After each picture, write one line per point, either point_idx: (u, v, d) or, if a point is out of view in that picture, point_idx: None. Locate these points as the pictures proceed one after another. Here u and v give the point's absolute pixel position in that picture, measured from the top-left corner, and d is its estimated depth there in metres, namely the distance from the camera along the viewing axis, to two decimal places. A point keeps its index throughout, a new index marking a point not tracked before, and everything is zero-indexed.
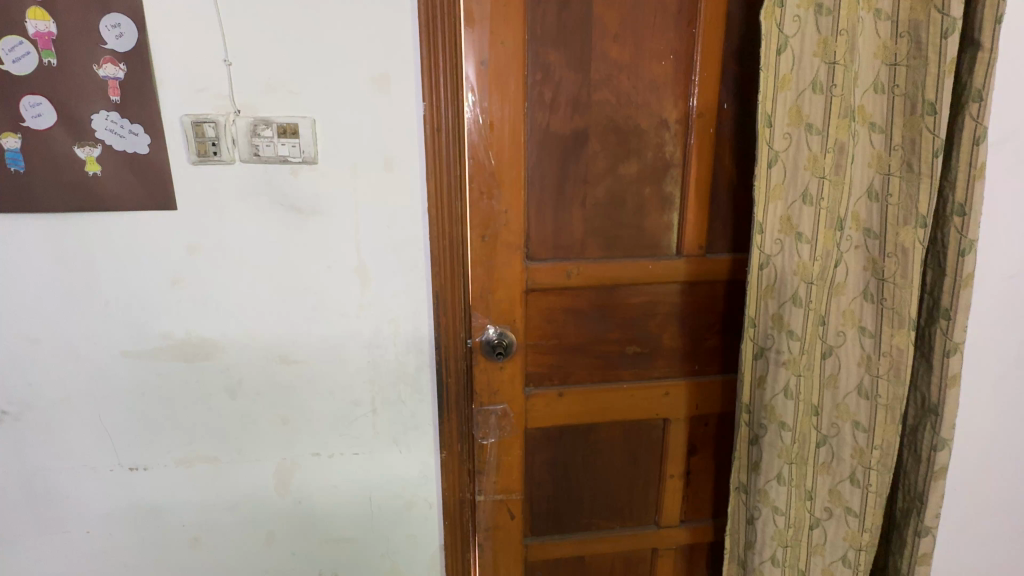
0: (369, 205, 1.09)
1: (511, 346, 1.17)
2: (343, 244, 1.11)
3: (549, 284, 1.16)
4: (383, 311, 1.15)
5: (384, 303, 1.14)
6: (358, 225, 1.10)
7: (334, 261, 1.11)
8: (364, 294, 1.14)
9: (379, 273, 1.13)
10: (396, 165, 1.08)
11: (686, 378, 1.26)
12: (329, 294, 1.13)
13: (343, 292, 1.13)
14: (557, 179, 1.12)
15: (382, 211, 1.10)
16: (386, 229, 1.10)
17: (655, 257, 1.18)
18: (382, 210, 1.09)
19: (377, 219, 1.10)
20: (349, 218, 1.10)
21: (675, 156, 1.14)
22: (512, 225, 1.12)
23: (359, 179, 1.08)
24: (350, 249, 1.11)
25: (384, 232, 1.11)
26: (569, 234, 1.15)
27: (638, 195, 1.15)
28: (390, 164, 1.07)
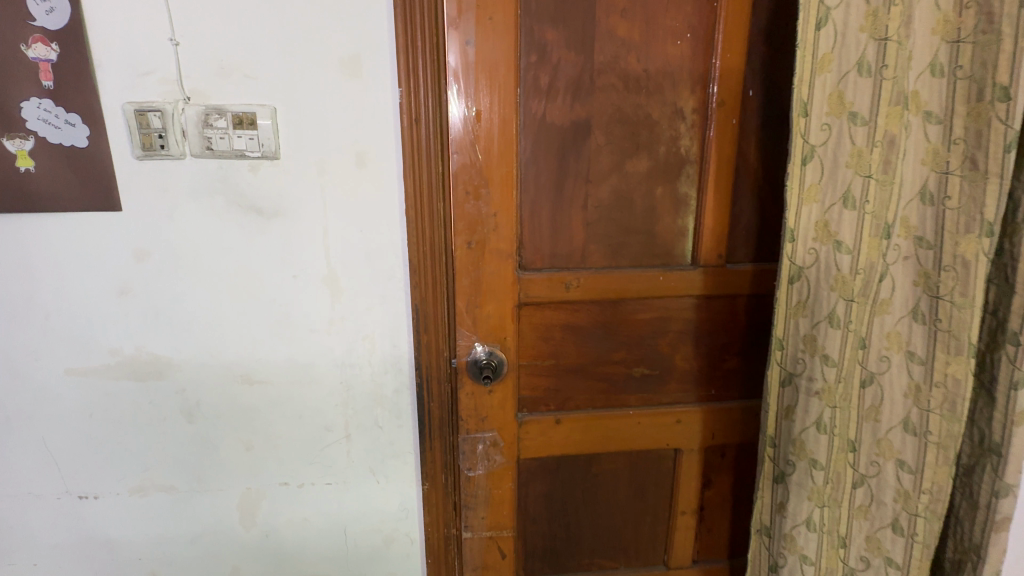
0: (340, 207, 0.96)
1: (501, 367, 1.02)
2: (311, 251, 0.98)
3: (546, 297, 1.01)
4: (357, 327, 1.02)
5: (358, 317, 1.01)
6: (328, 230, 0.97)
7: (302, 270, 0.98)
8: (335, 307, 1.00)
9: (351, 284, 0.99)
10: (370, 161, 0.94)
11: (701, 404, 1.11)
12: (297, 307, 1.00)
13: (312, 305, 1.00)
14: (554, 177, 0.98)
15: (354, 214, 0.96)
16: (360, 235, 0.97)
17: (668, 267, 1.03)
18: (354, 212, 0.96)
19: (348, 222, 0.96)
20: (317, 222, 0.96)
21: (691, 151, 0.99)
22: (503, 230, 0.97)
23: (328, 178, 0.94)
24: (320, 257, 0.98)
25: (357, 237, 0.97)
26: (568, 240, 1.00)
27: (649, 196, 1.00)
28: (363, 160, 0.94)
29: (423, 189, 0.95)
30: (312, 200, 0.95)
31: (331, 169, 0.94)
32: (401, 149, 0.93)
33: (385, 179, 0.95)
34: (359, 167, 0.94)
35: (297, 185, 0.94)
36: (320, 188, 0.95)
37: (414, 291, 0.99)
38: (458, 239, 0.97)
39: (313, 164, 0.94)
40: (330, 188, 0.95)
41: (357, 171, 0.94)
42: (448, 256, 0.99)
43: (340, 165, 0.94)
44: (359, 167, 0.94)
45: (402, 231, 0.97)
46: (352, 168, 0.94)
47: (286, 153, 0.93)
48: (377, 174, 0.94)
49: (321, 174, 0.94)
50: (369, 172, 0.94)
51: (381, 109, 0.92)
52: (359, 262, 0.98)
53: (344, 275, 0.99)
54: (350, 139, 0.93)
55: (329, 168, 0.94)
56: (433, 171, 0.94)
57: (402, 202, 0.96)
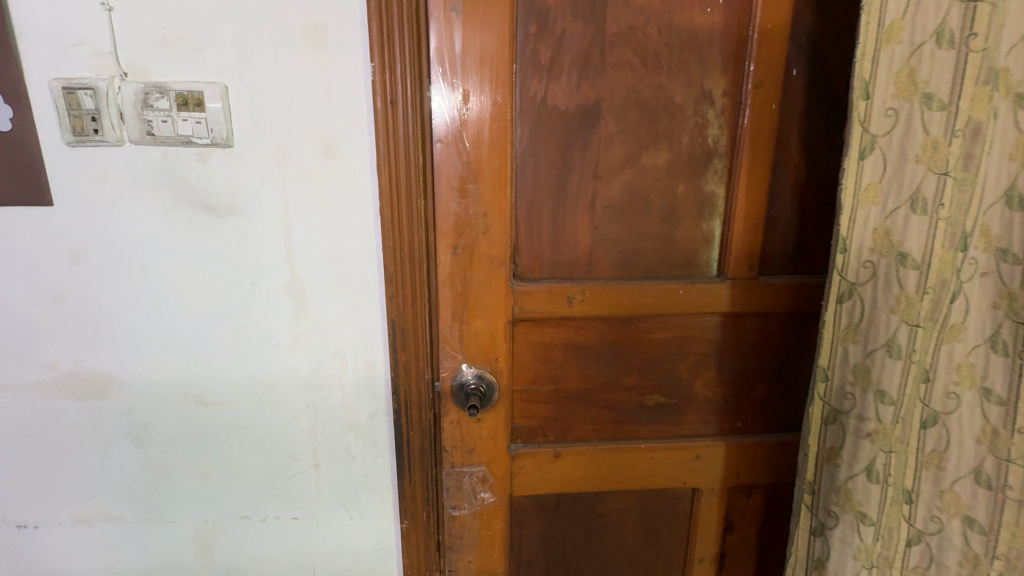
0: (303, 205, 0.82)
1: (490, 393, 0.88)
2: (271, 255, 0.84)
3: (545, 313, 0.86)
4: (325, 343, 0.88)
5: (326, 332, 0.87)
6: (290, 231, 0.83)
7: (261, 276, 0.85)
8: (300, 321, 0.87)
9: (318, 294, 0.85)
10: (338, 151, 0.80)
11: (725, 438, 0.95)
12: (255, 319, 0.87)
13: (273, 318, 0.87)
14: (556, 172, 0.83)
15: (320, 212, 0.82)
16: (327, 237, 0.83)
17: (689, 279, 0.88)
18: (320, 210, 0.82)
19: (313, 222, 0.82)
20: (278, 221, 0.83)
21: (720, 142, 0.83)
22: (494, 234, 0.82)
23: (290, 170, 0.80)
24: (281, 262, 0.84)
25: (324, 239, 0.83)
26: (572, 246, 0.85)
27: (669, 195, 0.84)
28: (329, 150, 0.80)
29: (399, 184, 0.80)
30: (271, 196, 0.81)
31: (293, 160, 0.80)
32: (375, 137, 0.79)
33: (355, 172, 0.80)
34: (326, 157, 0.80)
35: (254, 178, 0.81)
36: (281, 182, 0.81)
37: (390, 304, 0.85)
38: (440, 244, 0.83)
39: (272, 154, 0.80)
40: (292, 183, 0.81)
41: (323, 162, 0.80)
42: (431, 265, 0.84)
43: (303, 155, 0.80)
44: (325, 158, 0.80)
45: (377, 234, 0.83)
46: (317, 159, 0.80)
47: (239, 140, 0.79)
48: (346, 167, 0.80)
49: (281, 165, 0.80)
50: (337, 163, 0.80)
51: (350, 89, 0.78)
52: (327, 269, 0.84)
53: (309, 283, 0.85)
54: (314, 124, 0.79)
55: (291, 158, 0.80)
56: (413, 164, 0.80)
57: (376, 200, 0.81)
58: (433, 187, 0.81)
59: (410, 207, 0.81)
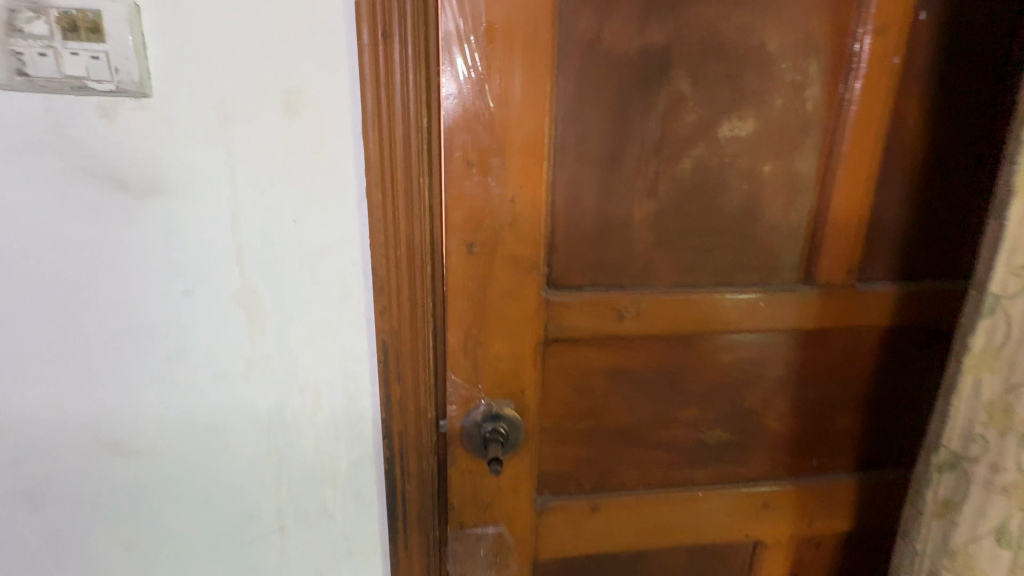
0: (257, 183, 0.58)
1: (512, 435, 0.67)
2: (214, 253, 0.60)
3: (586, 332, 0.65)
4: (292, 371, 0.65)
5: (294, 357, 0.64)
6: (241, 221, 0.59)
7: (199, 283, 0.61)
8: (257, 342, 0.64)
9: (282, 306, 0.62)
10: (305, 106, 0.56)
11: (797, 481, 0.77)
12: (192, 340, 0.63)
13: (218, 339, 0.63)
14: (608, 143, 0.61)
15: (280, 193, 0.59)
16: (292, 230, 0.60)
17: (769, 288, 0.68)
18: (280, 190, 0.59)
19: (271, 207, 0.59)
20: (221, 206, 0.59)
21: (821, 108, 0.63)
22: (523, 226, 0.61)
23: (238, 133, 0.57)
24: (228, 263, 0.61)
25: (287, 232, 0.60)
26: (624, 243, 0.64)
27: (751, 177, 0.64)
28: (293, 105, 0.56)
29: (394, 156, 0.57)
30: (212, 171, 0.58)
31: (242, 119, 0.56)
32: (360, 89, 0.55)
33: (332, 138, 0.57)
34: (289, 115, 0.56)
35: (186, 144, 0.57)
36: (225, 151, 0.57)
37: (380, 321, 0.62)
38: (451, 240, 0.61)
39: (209, 108, 0.56)
40: (242, 152, 0.57)
41: (285, 123, 0.56)
42: (435, 267, 0.62)
43: (254, 111, 0.56)
44: (286, 116, 0.56)
45: (363, 225, 0.60)
46: (276, 118, 0.56)
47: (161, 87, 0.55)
48: (318, 130, 0.57)
49: (225, 126, 0.56)
50: (305, 125, 0.57)
51: (323, 15, 0.54)
52: (292, 273, 0.61)
53: (268, 292, 0.62)
54: (271, 65, 0.55)
55: (237, 116, 0.56)
56: (412, 128, 0.57)
57: (362, 178, 0.58)
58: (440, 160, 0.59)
59: (408, 188, 0.59)
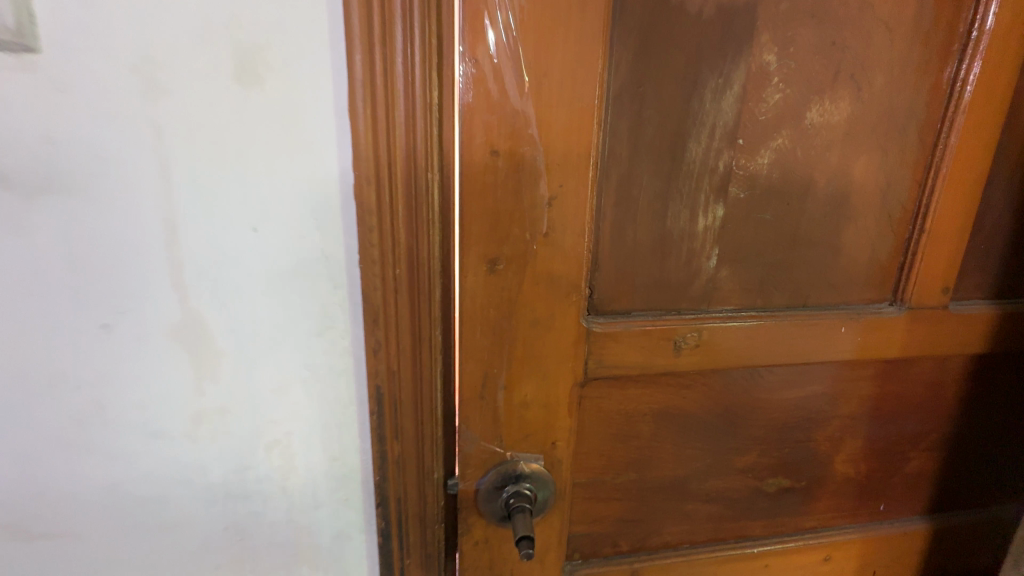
0: (202, 179, 0.42)
1: (541, 495, 0.54)
2: (143, 274, 0.44)
3: (636, 369, 0.52)
4: (257, 425, 0.50)
5: (260, 407, 0.49)
6: (180, 230, 0.43)
7: (124, 315, 0.45)
8: (209, 391, 0.48)
9: (242, 344, 0.47)
10: (268, 72, 0.40)
11: (863, 529, 0.67)
12: (116, 390, 0.47)
13: (154, 388, 0.47)
14: (672, 128, 0.47)
15: (234, 192, 0.43)
16: (253, 243, 0.44)
17: (850, 309, 0.56)
18: (234, 187, 0.43)
19: (222, 210, 0.43)
20: (151, 209, 0.43)
21: (928, 91, 0.51)
22: (563, 238, 0.47)
23: (171, 108, 0.40)
24: (164, 288, 0.45)
25: (247, 245, 0.44)
26: (684, 257, 0.51)
27: (840, 175, 0.52)
28: (250, 69, 0.40)
29: (394, 143, 0.42)
30: (135, 161, 0.41)
31: (177, 87, 0.40)
32: (349, 48, 0.40)
33: (308, 117, 0.41)
34: (245, 84, 0.40)
35: (94, 123, 0.40)
36: (154, 133, 0.41)
37: (375, 361, 0.47)
38: (469, 255, 0.46)
39: (126, 71, 0.39)
40: (178, 134, 0.41)
41: (240, 95, 0.40)
42: (447, 291, 0.48)
43: (194, 77, 0.40)
44: (241, 86, 0.40)
45: (352, 236, 0.45)
46: (226, 87, 0.40)
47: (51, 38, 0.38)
48: (287, 106, 0.41)
49: (151, 97, 0.40)
50: (269, 98, 0.41)
51: None
52: (255, 300, 0.46)
53: (222, 325, 0.46)
54: (218, 11, 0.38)
55: (169, 83, 0.40)
56: (419, 105, 0.42)
57: (349, 173, 0.43)
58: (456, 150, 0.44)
59: (413, 187, 0.43)
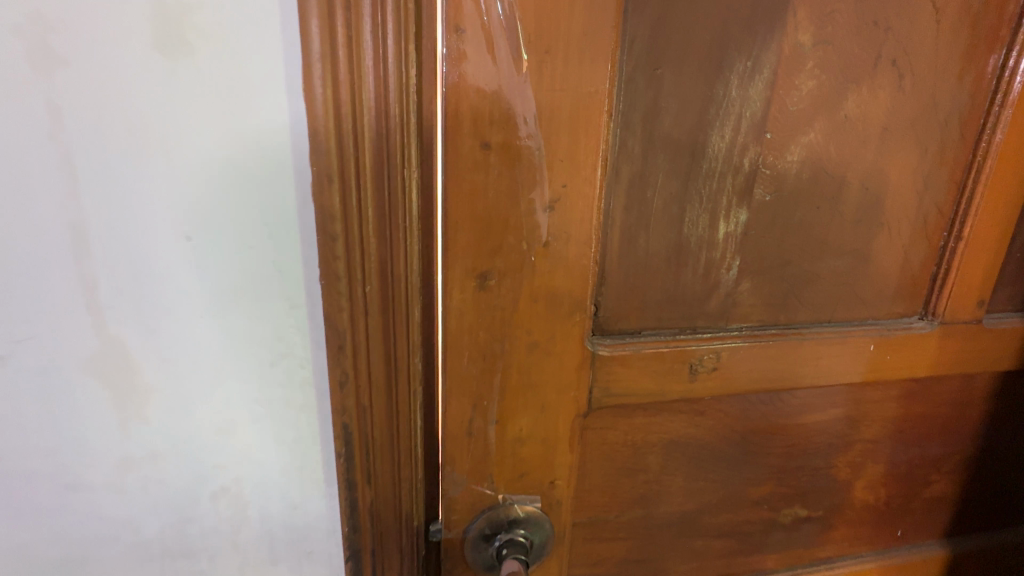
0: (119, 176, 0.34)
1: (537, 540, 0.47)
2: (46, 294, 0.35)
3: (647, 396, 0.45)
4: (199, 471, 0.41)
5: (202, 449, 0.41)
6: (92, 238, 0.35)
7: (20, 344, 0.36)
8: (137, 433, 0.39)
9: (178, 376, 0.39)
10: (195, 39, 0.31)
11: (880, 557, 0.62)
12: (18, 436, 0.38)
13: (68, 431, 0.39)
14: (692, 119, 0.40)
15: (159, 192, 0.34)
16: (186, 254, 0.36)
17: (879, 325, 0.51)
18: (159, 185, 0.34)
19: (144, 214, 0.35)
20: (52, 214, 0.34)
21: (973, 83, 0.45)
22: (565, 248, 0.39)
23: (73, 84, 0.31)
24: (75, 310, 0.36)
25: (178, 257, 0.36)
26: (701, 268, 0.44)
27: (875, 177, 0.46)
28: (173, 36, 0.31)
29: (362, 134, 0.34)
30: (26, 152, 0.32)
31: (79, 58, 0.31)
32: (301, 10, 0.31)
33: (249, 100, 0.33)
34: (167, 55, 0.31)
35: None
36: (51, 118, 0.32)
37: (339, 394, 0.40)
38: (454, 268, 0.38)
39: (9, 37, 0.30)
40: (84, 119, 0.32)
41: (164, 69, 0.32)
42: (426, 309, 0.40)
43: (100, 44, 0.31)
44: (163, 57, 0.32)
45: (310, 246, 0.37)
46: (142, 59, 0.31)
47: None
48: (226, 84, 0.33)
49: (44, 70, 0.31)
50: (200, 75, 0.32)
51: None
52: (191, 323, 0.37)
53: (152, 354, 0.38)
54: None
55: (69, 53, 0.31)
56: (391, 84, 0.34)
57: (306, 169, 0.35)
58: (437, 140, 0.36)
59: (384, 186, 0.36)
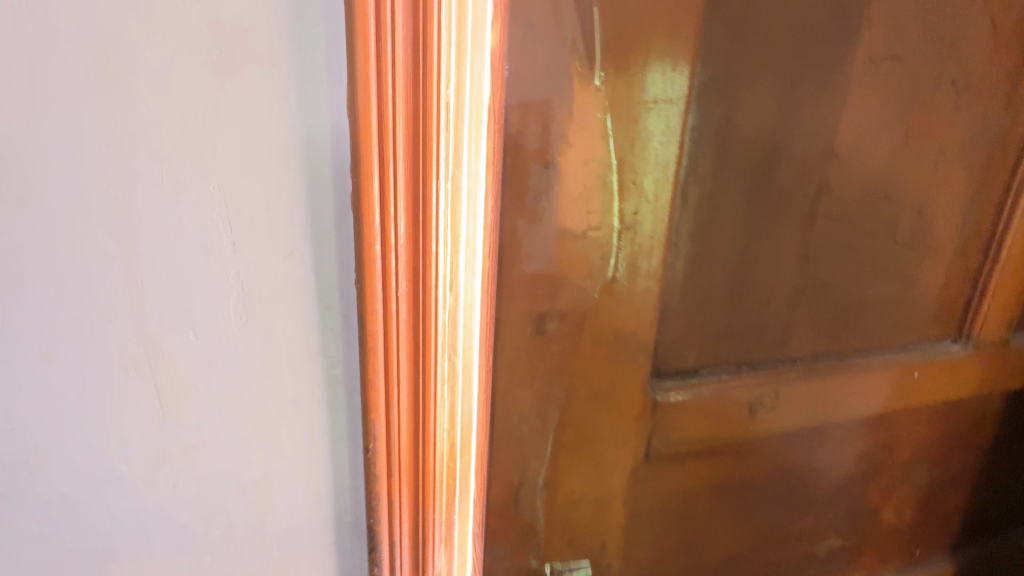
0: (157, 196, 0.29)
1: None
2: (64, 326, 0.30)
3: (706, 441, 0.41)
4: (219, 532, 0.36)
5: (223, 508, 0.35)
6: (121, 268, 0.30)
7: (27, 387, 0.31)
8: (151, 491, 0.34)
9: (205, 426, 0.33)
10: (242, 49, 0.27)
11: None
12: (18, 491, 0.32)
13: (80, 488, 0.33)
14: (767, 137, 0.36)
15: (186, 193, 0.29)
16: (212, 269, 0.30)
17: (919, 349, 0.49)
18: (187, 185, 0.29)
19: (166, 220, 0.29)
20: (74, 236, 0.29)
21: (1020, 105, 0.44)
22: (633, 283, 0.34)
23: (116, 96, 0.27)
24: (96, 347, 0.31)
25: (209, 286, 0.31)
26: (763, 299, 0.41)
27: (927, 200, 0.44)
28: (222, 45, 0.27)
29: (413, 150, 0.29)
30: (55, 169, 0.28)
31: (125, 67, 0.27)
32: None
33: (293, 116, 0.28)
34: (216, 68, 0.27)
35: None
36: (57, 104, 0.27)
37: (369, 450, 0.34)
38: (508, 311, 0.32)
39: (55, 42, 0.26)
40: (125, 134, 0.28)
41: (212, 84, 0.27)
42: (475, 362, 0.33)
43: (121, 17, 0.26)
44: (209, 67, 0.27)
45: (349, 278, 0.31)
46: (188, 71, 0.27)
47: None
48: (278, 100, 0.28)
49: (90, 78, 0.27)
50: (248, 88, 0.28)
51: None
52: (225, 364, 0.32)
53: (180, 400, 0.32)
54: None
55: (116, 61, 0.27)
56: (451, 91, 0.28)
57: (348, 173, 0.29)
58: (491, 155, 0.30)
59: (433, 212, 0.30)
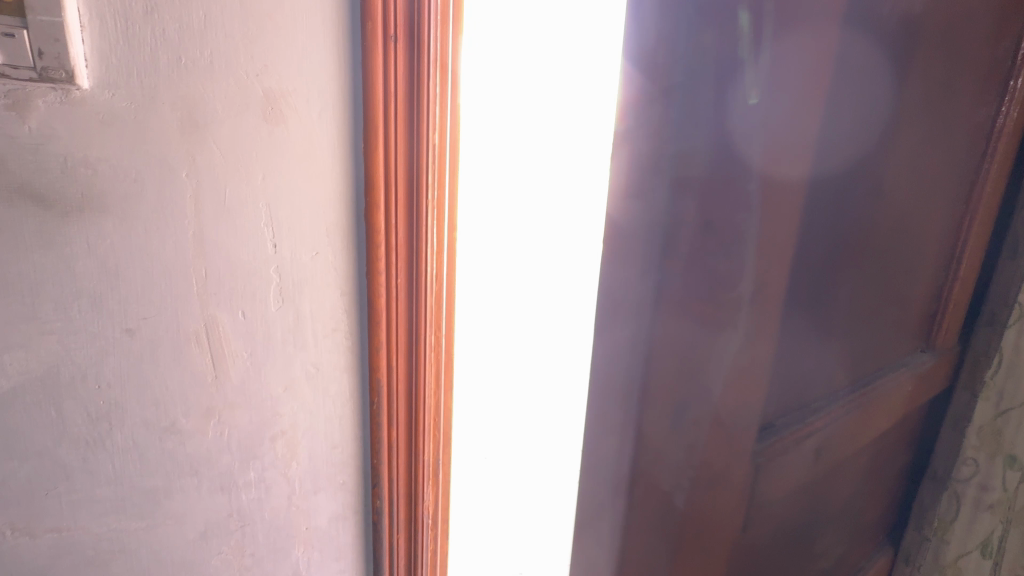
0: (227, 208, 0.30)
1: None
2: (140, 309, 0.30)
3: (775, 500, 0.29)
4: (253, 477, 0.35)
5: (258, 457, 0.35)
6: (176, 234, 0.29)
7: (90, 364, 0.30)
8: (200, 446, 0.33)
9: (249, 390, 0.33)
10: (302, 96, 0.29)
11: None
12: (76, 458, 0.32)
13: (148, 445, 0.33)
14: (853, 132, 0.29)
15: (236, 167, 0.29)
16: (256, 245, 0.31)
17: (907, 364, 0.43)
18: (239, 159, 0.29)
19: (217, 197, 0.29)
20: (158, 278, 0.30)
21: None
22: (764, 322, 0.22)
23: (185, 71, 0.27)
24: (157, 325, 0.31)
25: (242, 280, 0.31)
26: (827, 326, 0.32)
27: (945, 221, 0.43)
28: (279, 99, 0.29)
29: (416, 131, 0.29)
30: (146, 202, 0.29)
31: (208, 122, 0.28)
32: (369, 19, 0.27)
33: (342, 155, 0.30)
34: (271, 73, 0.28)
35: (77, 130, 0.27)
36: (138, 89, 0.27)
37: (372, 405, 0.34)
38: (659, 367, 0.20)
39: (159, 105, 0.27)
40: (201, 174, 0.29)
41: (279, 138, 0.29)
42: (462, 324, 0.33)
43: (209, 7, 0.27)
44: (268, 117, 0.29)
45: (364, 268, 0.32)
46: (251, 126, 0.29)
47: (84, 67, 0.26)
48: (332, 141, 0.30)
49: (183, 132, 0.28)
50: (307, 124, 0.29)
51: None
52: (266, 338, 0.32)
53: (230, 367, 0.32)
54: (253, 48, 0.28)
55: (204, 114, 0.28)
56: (440, 70, 0.29)
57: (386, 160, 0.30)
58: (619, 156, 0.18)
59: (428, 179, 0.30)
